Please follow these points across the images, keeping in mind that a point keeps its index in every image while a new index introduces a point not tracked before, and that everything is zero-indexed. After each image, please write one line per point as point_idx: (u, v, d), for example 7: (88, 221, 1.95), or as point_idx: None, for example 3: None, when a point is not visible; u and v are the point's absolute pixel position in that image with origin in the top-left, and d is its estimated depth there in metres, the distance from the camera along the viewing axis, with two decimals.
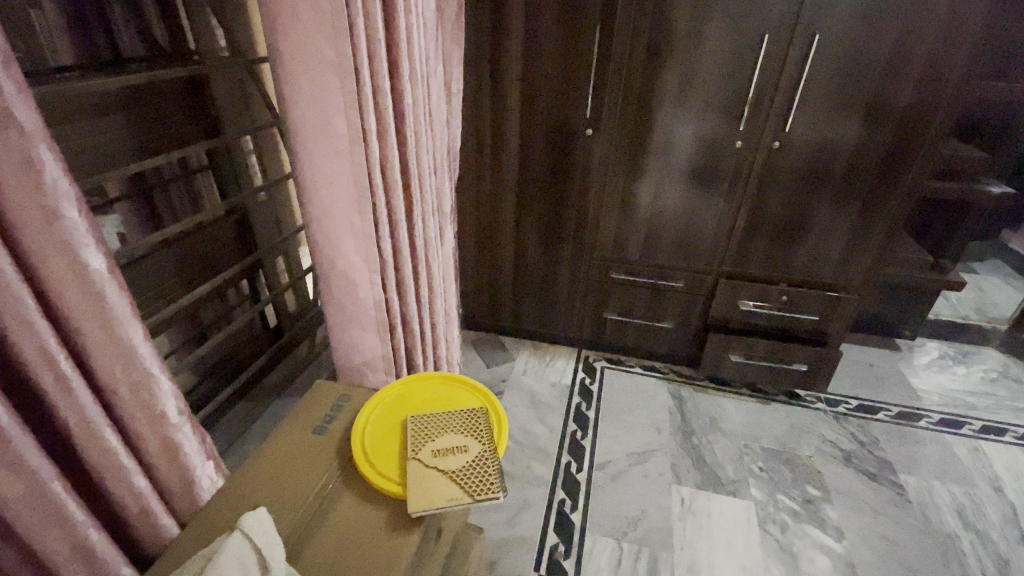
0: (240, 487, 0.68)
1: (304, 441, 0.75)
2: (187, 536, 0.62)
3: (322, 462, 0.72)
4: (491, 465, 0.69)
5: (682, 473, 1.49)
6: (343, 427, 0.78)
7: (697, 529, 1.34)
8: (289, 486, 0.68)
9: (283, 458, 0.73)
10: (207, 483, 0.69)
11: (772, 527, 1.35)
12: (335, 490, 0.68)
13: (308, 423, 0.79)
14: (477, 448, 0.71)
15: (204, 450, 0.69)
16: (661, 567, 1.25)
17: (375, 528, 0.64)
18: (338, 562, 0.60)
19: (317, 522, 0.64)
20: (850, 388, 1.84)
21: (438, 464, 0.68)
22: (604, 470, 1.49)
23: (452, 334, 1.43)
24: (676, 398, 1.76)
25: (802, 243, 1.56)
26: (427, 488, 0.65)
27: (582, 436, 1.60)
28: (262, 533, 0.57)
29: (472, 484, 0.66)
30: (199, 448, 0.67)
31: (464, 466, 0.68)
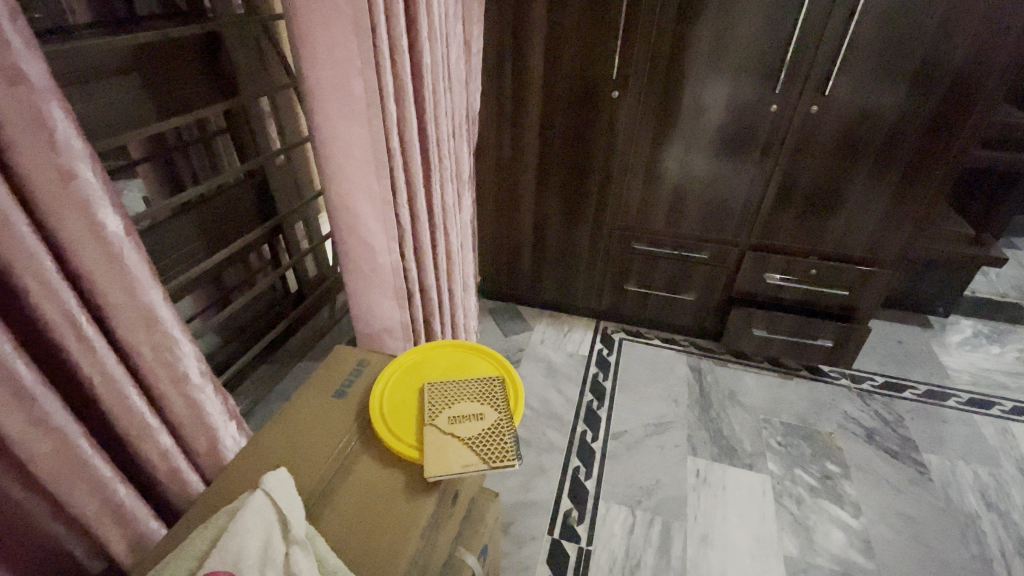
0: (264, 448, 0.70)
1: (325, 403, 0.76)
2: (213, 493, 0.64)
3: (341, 425, 0.73)
4: (507, 433, 0.69)
5: (698, 445, 1.49)
6: (360, 392, 0.78)
7: (712, 500, 1.35)
8: (309, 447, 0.70)
9: (305, 420, 0.74)
10: (232, 442, 0.71)
11: (788, 500, 1.35)
12: (354, 452, 0.69)
13: (328, 385, 0.80)
14: (493, 416, 0.71)
15: (229, 411, 0.70)
16: (674, 536, 1.27)
17: (392, 491, 0.65)
18: (356, 523, 0.61)
19: (336, 483, 0.66)
20: (876, 365, 1.79)
21: (455, 430, 0.69)
22: (620, 440, 1.49)
23: (469, 302, 1.43)
24: (695, 370, 1.75)
25: (836, 214, 1.49)
26: (443, 455, 0.66)
27: (598, 406, 1.60)
28: (283, 494, 0.59)
29: (488, 452, 0.66)
30: (222, 409, 0.68)
31: (481, 434, 0.68)
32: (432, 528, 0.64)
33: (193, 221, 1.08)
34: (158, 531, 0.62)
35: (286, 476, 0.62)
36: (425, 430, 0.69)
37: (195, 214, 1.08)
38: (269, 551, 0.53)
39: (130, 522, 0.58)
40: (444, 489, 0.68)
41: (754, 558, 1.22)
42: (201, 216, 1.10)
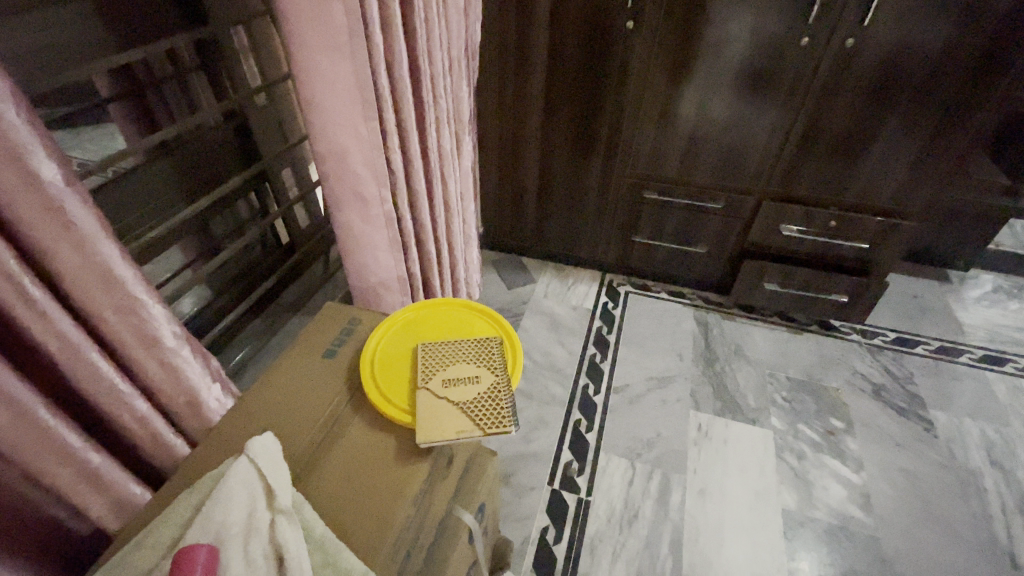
0: (252, 410, 0.67)
1: (314, 365, 0.73)
2: (199, 457, 0.62)
3: (332, 387, 0.70)
4: (504, 397, 0.66)
5: (702, 400, 1.47)
6: (351, 353, 0.74)
7: (712, 454, 1.34)
8: (298, 410, 0.67)
9: (292, 381, 0.71)
10: (218, 404, 0.69)
11: (790, 455, 1.35)
12: (344, 416, 0.66)
13: (317, 344, 0.76)
14: (490, 379, 0.68)
15: (211, 373, 0.68)
16: (674, 489, 1.27)
17: (384, 456, 0.62)
18: (346, 489, 0.59)
19: (326, 447, 0.63)
20: (889, 321, 1.74)
21: (450, 394, 0.65)
22: (623, 395, 1.48)
23: (471, 254, 1.37)
24: (702, 324, 1.71)
25: (862, 162, 1.39)
26: (436, 420, 0.63)
27: (601, 359, 1.57)
28: (269, 461, 0.56)
29: (484, 417, 0.63)
30: (202, 371, 0.65)
31: (477, 398, 0.65)
32: (424, 494, 0.62)
33: (170, 167, 1.02)
34: (139, 496, 0.62)
35: (274, 441, 0.60)
36: (418, 394, 0.66)
37: (172, 160, 1.02)
38: (251, 519, 0.51)
39: (109, 487, 0.58)
40: (438, 453, 0.65)
41: (752, 511, 1.23)
42: (178, 162, 1.03)
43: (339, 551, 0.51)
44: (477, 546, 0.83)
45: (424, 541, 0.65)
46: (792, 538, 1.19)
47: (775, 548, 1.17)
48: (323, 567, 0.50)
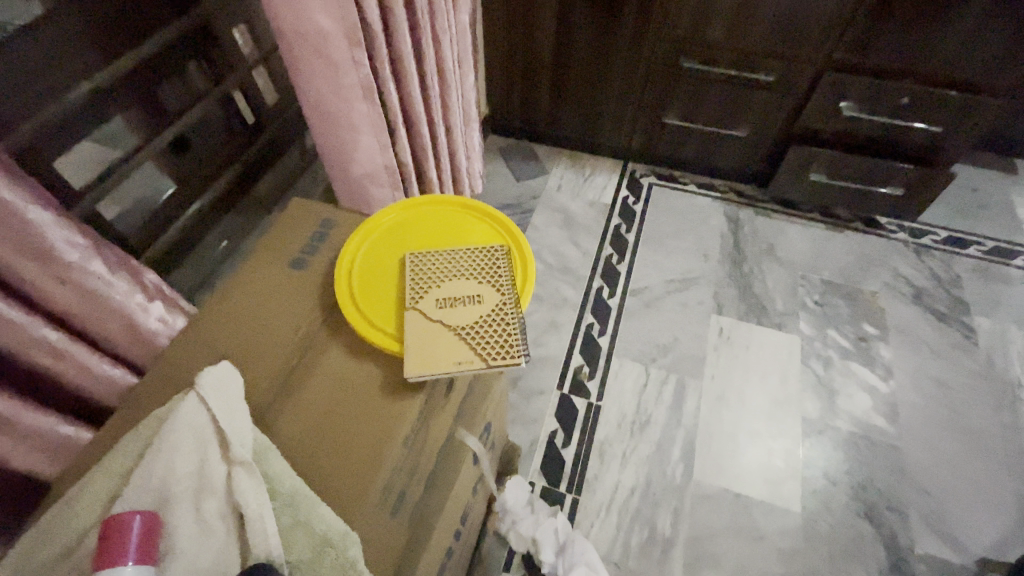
0: (206, 333, 0.56)
1: (279, 278, 0.60)
2: (148, 389, 0.52)
3: (302, 307, 0.58)
4: (512, 321, 0.53)
5: (725, 304, 1.36)
6: (323, 263, 0.61)
7: (733, 360, 1.26)
8: (262, 334, 0.56)
9: (252, 296, 0.58)
10: (157, 327, 0.66)
11: (816, 362, 1.28)
12: (318, 342, 0.55)
13: (282, 252, 0.62)
14: (494, 297, 0.55)
15: (145, 293, 0.65)
16: (689, 394, 1.21)
17: (368, 392, 0.52)
18: (323, 430, 0.50)
19: (297, 379, 0.52)
20: (942, 218, 1.56)
21: (445, 317, 0.53)
22: (640, 298, 1.36)
23: (473, 138, 1.17)
24: (732, 221, 1.54)
25: (960, 21, 1.10)
26: (429, 349, 0.51)
27: (618, 260, 1.43)
28: (223, 399, 0.46)
29: (488, 346, 0.52)
30: (122, 289, 0.61)
31: (479, 323, 0.53)
32: (416, 433, 0.53)
33: None
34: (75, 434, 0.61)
35: (234, 373, 0.49)
36: (407, 317, 0.53)
37: None
38: (203, 473, 0.42)
39: (31, 429, 0.57)
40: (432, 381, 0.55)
41: (770, 419, 1.18)
42: None
43: (314, 508, 0.43)
44: (482, 465, 0.78)
45: (419, 477, 0.58)
46: (809, 446, 1.15)
47: (791, 455, 1.13)
48: (293, 529, 0.42)
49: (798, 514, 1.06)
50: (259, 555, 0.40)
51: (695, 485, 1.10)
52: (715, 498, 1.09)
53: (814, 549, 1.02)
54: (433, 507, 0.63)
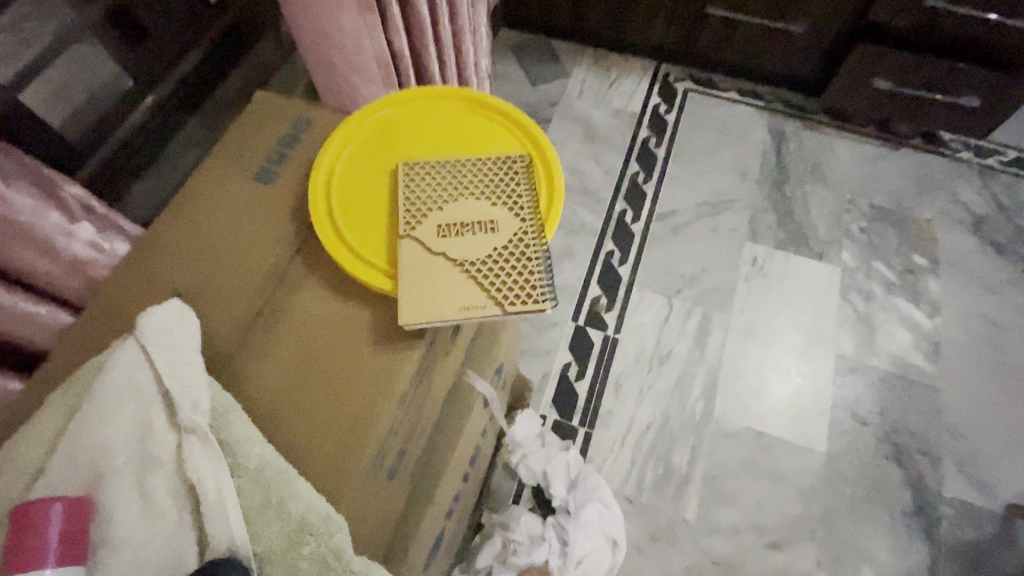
0: (154, 260, 0.46)
1: (239, 192, 0.49)
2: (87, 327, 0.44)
3: (270, 231, 0.48)
4: (532, 256, 0.44)
5: (761, 230, 1.23)
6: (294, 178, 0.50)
7: (765, 293, 1.16)
8: (223, 263, 0.46)
9: (207, 214, 0.48)
10: (88, 254, 0.62)
11: (856, 296, 1.17)
12: (293, 276, 0.47)
13: (243, 157, 0.51)
14: (512, 226, 0.45)
15: (63, 215, 0.60)
16: (715, 329, 1.12)
17: (354, 339, 0.45)
18: (303, 383, 0.43)
19: (270, 320, 0.45)
20: (1016, 135, 1.36)
21: (452, 250, 0.44)
22: (666, 222, 1.23)
23: (479, 25, 0.97)
24: (775, 136, 1.36)
25: None
26: (432, 291, 0.42)
27: (644, 179, 1.28)
28: (170, 347, 0.39)
29: (503, 287, 0.42)
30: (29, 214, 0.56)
31: (494, 256, 0.44)
32: (415, 391, 0.45)
33: None
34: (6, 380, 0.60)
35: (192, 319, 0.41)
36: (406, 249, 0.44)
37: None
38: (154, 443, 0.36)
39: None
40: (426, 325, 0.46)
41: (800, 356, 1.10)
42: None
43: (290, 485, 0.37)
44: (493, 407, 0.70)
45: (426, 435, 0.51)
46: (840, 384, 1.07)
47: (820, 395, 1.06)
48: (264, 511, 0.36)
49: (823, 453, 1.01)
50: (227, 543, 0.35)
51: (716, 422, 1.04)
52: (737, 436, 1.03)
53: (836, 489, 0.98)
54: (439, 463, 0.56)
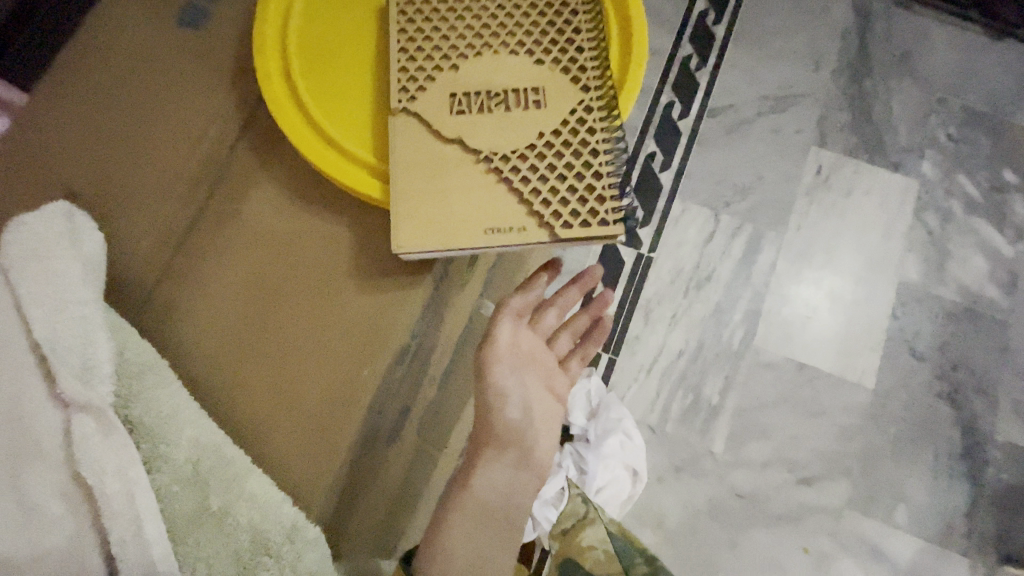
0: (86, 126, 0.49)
1: (133, 96, 0.50)
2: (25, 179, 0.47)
3: (217, 120, 0.50)
4: (607, 180, 0.47)
5: (830, 133, 1.03)
6: (208, 95, 0.51)
7: (826, 209, 1.00)
8: (164, 150, 0.49)
9: (96, 113, 0.49)
10: None
11: (930, 216, 1.01)
12: (252, 186, 0.50)
13: (125, 49, 0.51)
14: (588, 148, 0.47)
15: None
16: (764, 248, 0.98)
17: (327, 267, 0.48)
18: (293, 309, 0.47)
19: (242, 240, 0.48)
20: None
21: (520, 168, 0.47)
22: (719, 120, 1.03)
23: None
24: (863, 13, 1.10)
25: None
26: (485, 211, 0.46)
27: (697, 65, 1.06)
28: (74, 325, 0.41)
29: (571, 213, 0.46)
30: None
31: (565, 178, 0.47)
32: (421, 338, 0.49)
33: None
34: None
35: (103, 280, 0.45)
36: (467, 166, 0.47)
37: None
38: (42, 440, 0.40)
39: None
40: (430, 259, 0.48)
41: (858, 283, 0.97)
42: None
43: (243, 480, 0.42)
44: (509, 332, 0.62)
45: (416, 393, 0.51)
46: (899, 316, 0.95)
47: (874, 327, 0.95)
48: (204, 519, 0.41)
49: (870, 389, 0.92)
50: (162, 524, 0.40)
51: (754, 352, 0.94)
52: (777, 367, 0.93)
53: (878, 427, 0.91)
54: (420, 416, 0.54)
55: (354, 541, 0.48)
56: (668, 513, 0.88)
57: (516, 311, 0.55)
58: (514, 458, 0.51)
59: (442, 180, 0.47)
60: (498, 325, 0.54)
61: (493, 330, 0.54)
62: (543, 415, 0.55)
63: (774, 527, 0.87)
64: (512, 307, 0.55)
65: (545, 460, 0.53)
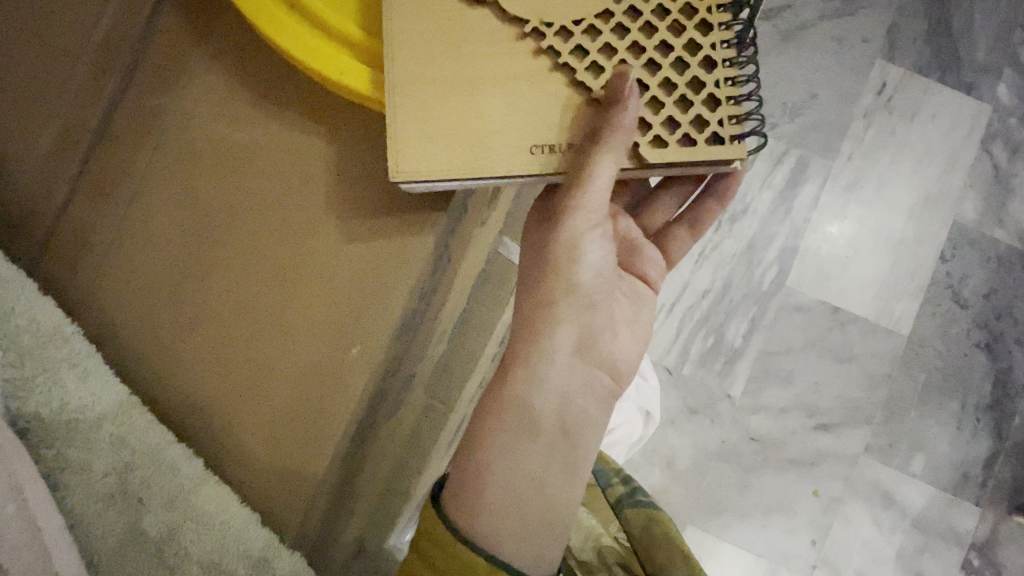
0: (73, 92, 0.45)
1: (114, 54, 0.46)
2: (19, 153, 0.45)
3: (206, 81, 0.46)
4: (721, 76, 0.39)
5: (901, 44, 0.89)
6: (105, 48, 0.45)
7: (884, 134, 0.88)
8: (150, 115, 0.45)
9: (57, 70, 0.45)
10: None
11: (1000, 147, 0.89)
12: (240, 146, 0.45)
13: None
14: (695, 31, 0.39)
15: None
16: (809, 178, 0.87)
17: (321, 235, 0.45)
18: (286, 278, 0.45)
19: (228, 205, 0.45)
20: None
21: (593, 57, 0.39)
22: (773, 24, 0.88)
23: None
24: None
25: None
26: (536, 116, 0.39)
27: None
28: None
29: (675, 126, 0.39)
30: None
31: (661, 71, 0.39)
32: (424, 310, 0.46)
33: None
34: None
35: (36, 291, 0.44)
36: (513, 54, 0.40)
37: None
38: None
39: None
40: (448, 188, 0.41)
41: (909, 220, 0.87)
42: None
43: (196, 489, 0.43)
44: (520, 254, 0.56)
45: (414, 354, 0.47)
46: (947, 259, 0.87)
47: (918, 270, 0.87)
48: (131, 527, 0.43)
49: (904, 337, 0.87)
50: (81, 549, 0.43)
51: (786, 293, 0.87)
52: (808, 310, 0.87)
53: (908, 375, 0.86)
54: (426, 373, 0.48)
55: (354, 495, 0.48)
56: (678, 454, 0.86)
57: (623, 146, 0.38)
58: (572, 344, 0.44)
59: (474, 75, 0.39)
60: (592, 165, 0.38)
61: (586, 174, 0.38)
62: (613, 303, 0.46)
63: (787, 471, 0.85)
64: (612, 141, 0.37)
65: (608, 350, 0.45)
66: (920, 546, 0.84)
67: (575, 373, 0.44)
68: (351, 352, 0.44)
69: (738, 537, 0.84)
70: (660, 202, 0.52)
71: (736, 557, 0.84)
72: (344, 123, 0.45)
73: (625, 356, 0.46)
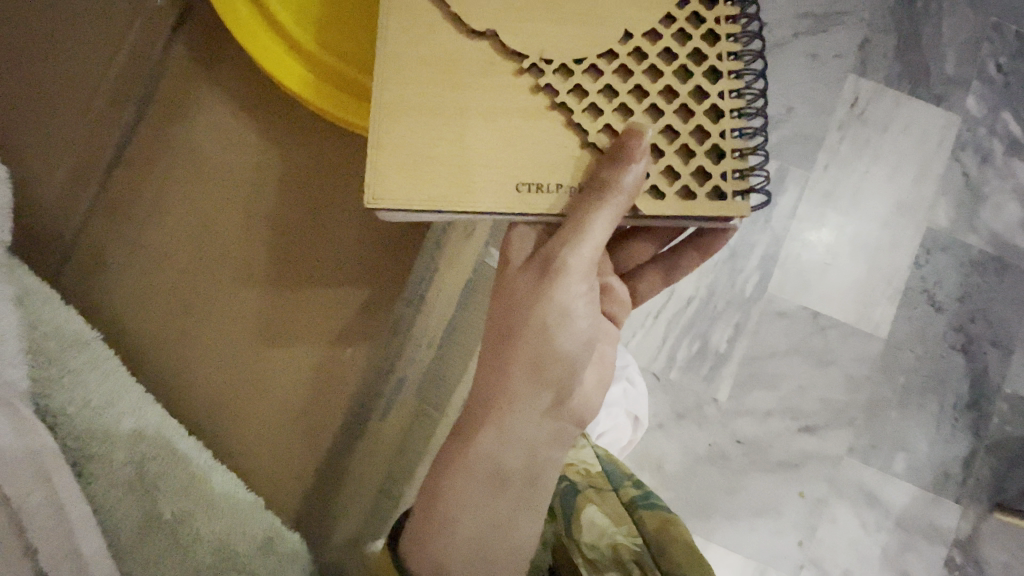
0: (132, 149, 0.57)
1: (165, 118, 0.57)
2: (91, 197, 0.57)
3: (234, 133, 0.57)
4: (726, 127, 0.41)
5: (872, 59, 0.93)
6: (158, 114, 0.57)
7: (859, 145, 0.92)
8: (192, 163, 0.57)
9: (120, 133, 0.57)
10: None
11: (969, 156, 0.93)
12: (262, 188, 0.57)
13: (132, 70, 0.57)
14: (702, 83, 0.42)
15: None
16: (788, 188, 0.90)
17: (326, 259, 0.56)
18: (297, 293, 0.56)
19: (254, 235, 0.57)
20: None
21: (593, 99, 0.42)
22: None
23: None
24: None
25: None
26: (525, 150, 0.42)
27: None
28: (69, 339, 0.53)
29: (676, 176, 0.41)
30: None
31: (663, 118, 0.41)
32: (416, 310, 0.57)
33: None
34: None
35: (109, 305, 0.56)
36: (506, 86, 0.42)
37: None
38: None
39: None
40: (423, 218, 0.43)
41: (884, 228, 0.91)
42: None
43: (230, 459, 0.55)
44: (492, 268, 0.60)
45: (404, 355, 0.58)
46: (922, 264, 0.90)
47: (894, 276, 0.90)
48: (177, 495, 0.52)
49: (883, 340, 0.89)
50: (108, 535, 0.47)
51: (768, 299, 0.89)
52: (791, 317, 0.89)
53: (887, 378, 0.89)
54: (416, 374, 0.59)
55: None
56: (668, 457, 0.88)
57: (619, 209, 0.40)
58: (549, 401, 0.46)
59: (462, 105, 0.42)
60: (593, 216, 0.40)
61: (585, 223, 0.40)
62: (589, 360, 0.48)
63: (773, 473, 0.87)
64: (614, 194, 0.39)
65: (580, 408, 0.48)
66: (903, 545, 0.86)
67: (546, 429, 0.46)
68: (348, 352, 0.56)
69: (727, 539, 0.86)
70: (637, 243, 0.56)
71: (726, 559, 0.86)
72: (345, 170, 0.57)
73: (593, 400, 0.48)
